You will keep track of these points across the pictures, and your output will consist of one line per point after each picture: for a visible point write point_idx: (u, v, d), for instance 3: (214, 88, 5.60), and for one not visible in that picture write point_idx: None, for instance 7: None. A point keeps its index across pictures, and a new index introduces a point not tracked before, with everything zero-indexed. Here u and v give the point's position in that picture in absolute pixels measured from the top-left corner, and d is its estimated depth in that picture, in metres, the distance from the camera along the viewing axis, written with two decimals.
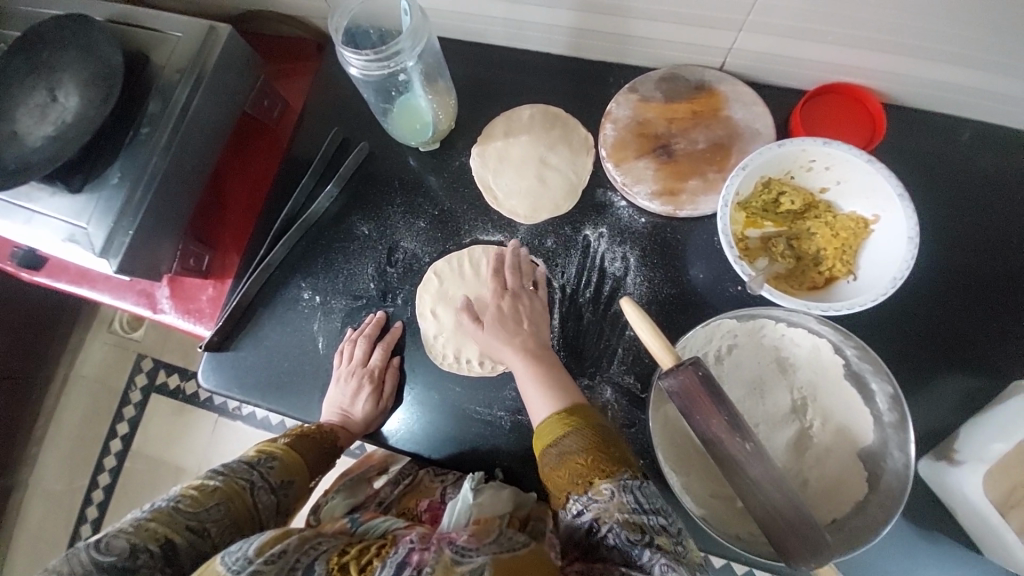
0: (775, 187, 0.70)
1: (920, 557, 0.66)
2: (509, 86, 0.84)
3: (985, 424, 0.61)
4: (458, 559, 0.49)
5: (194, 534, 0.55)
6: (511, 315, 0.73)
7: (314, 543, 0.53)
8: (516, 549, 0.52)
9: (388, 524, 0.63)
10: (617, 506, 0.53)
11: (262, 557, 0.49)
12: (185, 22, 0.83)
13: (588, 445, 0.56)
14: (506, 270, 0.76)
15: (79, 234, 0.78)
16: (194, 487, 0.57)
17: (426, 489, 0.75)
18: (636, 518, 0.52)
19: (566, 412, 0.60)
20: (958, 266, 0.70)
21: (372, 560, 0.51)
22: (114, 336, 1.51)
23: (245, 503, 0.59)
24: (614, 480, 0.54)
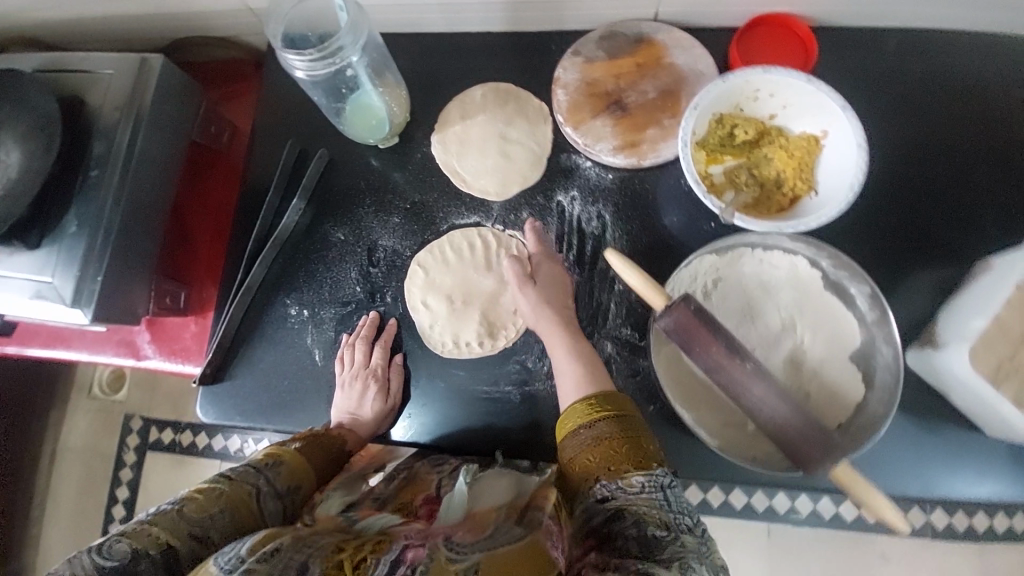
0: (728, 122, 0.72)
1: (926, 442, 0.69)
2: (456, 69, 0.84)
3: (964, 307, 0.65)
4: (452, 557, 0.48)
5: (197, 541, 0.52)
6: (552, 283, 0.74)
7: (310, 542, 0.49)
8: (512, 542, 0.51)
9: (386, 521, 0.57)
10: (646, 499, 0.55)
11: (255, 556, 0.46)
12: (115, 58, 0.81)
13: (620, 436, 0.58)
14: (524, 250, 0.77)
15: (45, 289, 0.76)
16: (199, 490, 0.55)
17: (423, 483, 0.69)
18: (664, 514, 0.54)
19: (598, 398, 0.62)
20: (909, 167, 0.74)
21: (366, 556, 0.47)
22: (96, 402, 1.46)
23: (251, 511, 0.57)
24: (647, 473, 0.56)
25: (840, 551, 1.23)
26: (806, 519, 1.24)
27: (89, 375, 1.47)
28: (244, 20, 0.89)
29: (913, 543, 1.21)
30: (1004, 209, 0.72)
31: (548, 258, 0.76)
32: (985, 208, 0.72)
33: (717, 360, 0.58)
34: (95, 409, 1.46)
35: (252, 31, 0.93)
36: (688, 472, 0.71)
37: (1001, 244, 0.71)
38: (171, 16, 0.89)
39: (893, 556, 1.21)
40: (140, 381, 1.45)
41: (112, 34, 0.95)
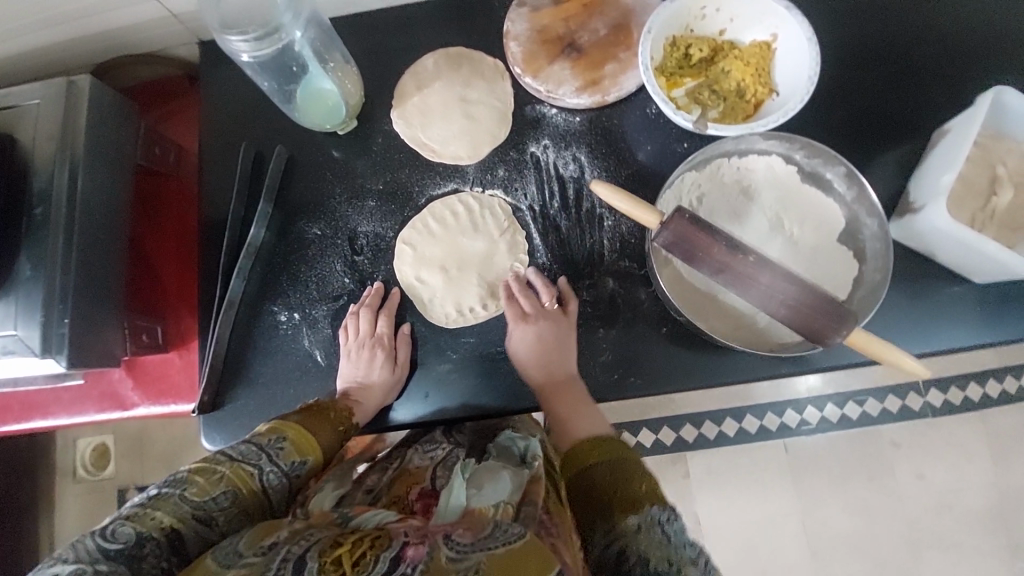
0: (681, 44, 0.74)
1: (919, 307, 0.73)
2: (403, 42, 0.83)
3: (940, 166, 0.68)
4: (454, 558, 0.50)
5: (201, 524, 0.58)
6: (540, 342, 0.73)
7: (306, 535, 0.54)
8: (511, 542, 0.52)
9: (381, 517, 0.59)
10: (647, 536, 0.59)
11: (253, 550, 0.52)
12: (37, 87, 0.74)
13: (615, 475, 0.63)
14: (517, 295, 0.77)
15: (11, 343, 0.70)
16: (200, 474, 0.60)
17: (417, 474, 0.75)
18: (665, 549, 0.58)
19: (596, 442, 0.67)
20: (853, 57, 0.77)
21: (366, 551, 0.51)
22: (83, 485, 1.36)
23: (253, 491, 0.61)
24: (642, 514, 0.59)
25: (855, 451, 1.28)
26: (817, 428, 1.29)
27: (69, 459, 1.37)
28: (170, 30, 0.85)
29: (917, 425, 1.27)
30: (945, 79, 0.76)
31: (528, 319, 0.75)
32: (928, 81, 0.76)
33: (721, 259, 0.59)
34: (83, 492, 1.36)
35: (181, 42, 0.89)
36: (709, 383, 0.73)
37: (949, 111, 0.76)
38: (89, 38, 0.84)
39: (902, 441, 1.27)
40: (126, 451, 1.36)
41: (24, 70, 0.88)
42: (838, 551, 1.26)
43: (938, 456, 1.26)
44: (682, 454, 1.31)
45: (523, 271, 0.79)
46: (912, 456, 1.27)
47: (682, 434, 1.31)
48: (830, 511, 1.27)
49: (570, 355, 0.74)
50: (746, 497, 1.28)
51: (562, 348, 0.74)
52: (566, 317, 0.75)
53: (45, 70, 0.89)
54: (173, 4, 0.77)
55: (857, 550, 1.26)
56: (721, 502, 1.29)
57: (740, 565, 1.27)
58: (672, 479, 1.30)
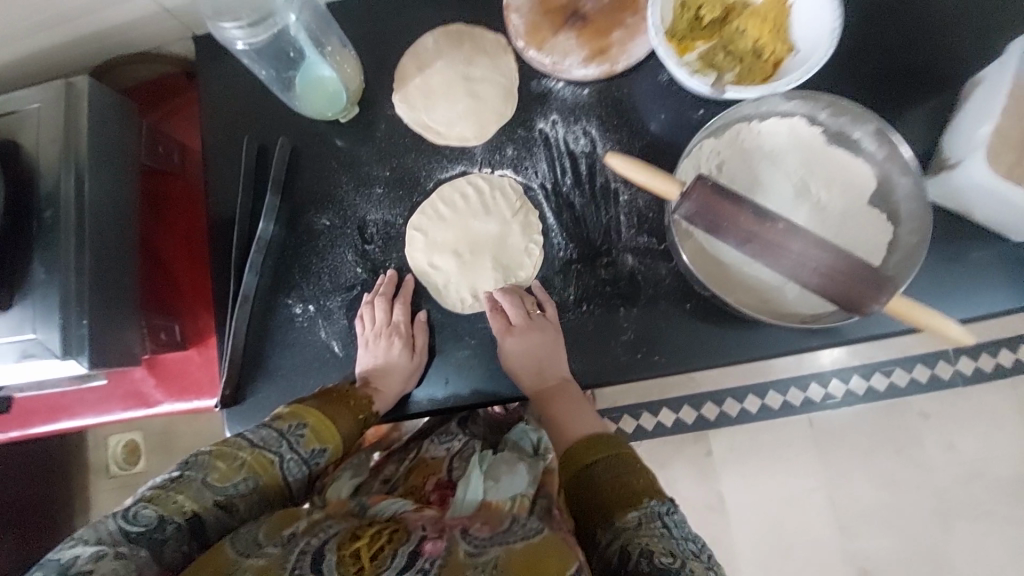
0: (692, 4, 0.70)
1: (955, 269, 0.70)
2: (402, 22, 0.80)
3: (978, 116, 0.64)
4: (472, 552, 0.52)
5: (222, 510, 0.58)
6: (526, 354, 0.73)
7: (324, 528, 0.55)
8: (529, 538, 0.54)
9: (397, 506, 0.62)
10: (647, 531, 0.60)
11: (275, 541, 0.54)
12: (37, 89, 0.74)
13: (614, 472, 0.65)
14: (501, 302, 0.76)
15: (31, 347, 0.70)
16: (221, 459, 0.60)
17: (433, 465, 0.76)
18: (666, 542, 0.59)
19: (593, 439, 0.70)
20: (876, 7, 0.73)
21: (383, 546, 0.52)
22: (116, 483, 1.40)
23: (275, 479, 0.62)
24: (642, 508, 0.62)
25: (885, 423, 1.25)
26: (843, 400, 1.26)
27: (101, 456, 1.41)
28: (163, 25, 0.83)
29: (947, 395, 1.23)
30: (977, 26, 0.71)
31: (512, 330, 0.73)
32: (959, 28, 0.72)
33: (744, 227, 0.57)
34: (117, 487, 1.39)
35: (176, 36, 0.87)
36: (735, 358, 0.71)
37: (982, 59, 0.71)
38: (84, 38, 0.83)
39: (932, 411, 1.23)
40: (156, 447, 1.39)
41: (23, 74, 0.87)
42: (868, 525, 1.24)
43: (969, 425, 1.22)
44: (704, 432, 1.29)
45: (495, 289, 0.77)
46: (943, 426, 1.23)
47: (702, 412, 1.29)
48: (858, 484, 1.24)
49: (558, 360, 0.74)
50: (771, 474, 1.26)
51: (548, 356, 0.73)
52: (551, 323, 0.74)
53: (43, 72, 0.89)
54: None
55: (887, 523, 1.23)
56: (745, 479, 1.27)
57: (767, 541, 1.26)
58: (695, 457, 1.29)
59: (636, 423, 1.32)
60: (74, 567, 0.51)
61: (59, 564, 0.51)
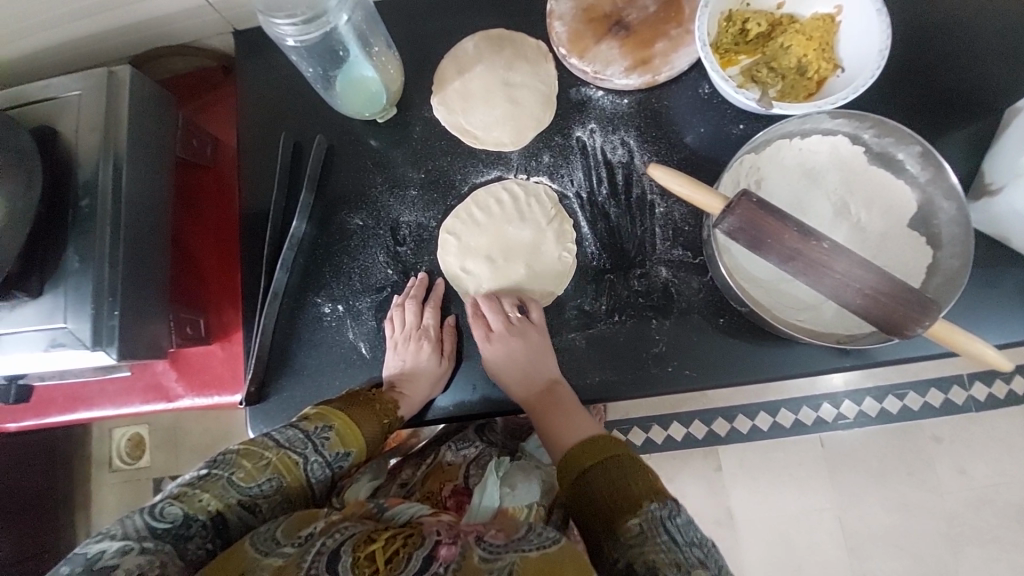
0: (738, 18, 0.70)
1: (991, 294, 0.69)
2: (442, 26, 0.80)
3: (1017, 144, 0.63)
4: (485, 558, 0.51)
5: (245, 510, 0.58)
6: (506, 359, 0.73)
7: (340, 529, 0.54)
8: (546, 546, 0.53)
9: (414, 510, 0.61)
10: (651, 539, 0.56)
11: (291, 541, 0.53)
12: (77, 77, 0.74)
13: (611, 480, 0.62)
14: (483, 310, 0.77)
15: (61, 336, 0.70)
16: (248, 458, 0.60)
17: (450, 472, 0.76)
18: (672, 552, 0.55)
19: (586, 446, 0.66)
20: (915, 31, 0.73)
21: (399, 550, 0.51)
22: (121, 474, 1.39)
23: (298, 480, 0.62)
24: (642, 514, 0.58)
25: (902, 446, 1.23)
26: (858, 421, 1.25)
27: (107, 447, 1.40)
28: (205, 19, 0.83)
29: (961, 420, 1.22)
30: (1016, 53, 0.71)
31: (491, 337, 0.75)
32: (998, 55, 0.72)
33: (790, 245, 0.57)
34: (122, 480, 1.39)
35: (214, 31, 0.88)
36: (767, 376, 0.70)
37: (1021, 86, 0.71)
38: (125, 29, 0.83)
39: (945, 435, 1.22)
40: (163, 443, 1.38)
41: (61, 61, 0.88)
42: (877, 546, 1.22)
43: (982, 451, 1.21)
44: (715, 446, 1.28)
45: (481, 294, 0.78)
46: (955, 451, 1.22)
47: (714, 426, 1.28)
48: (869, 505, 1.23)
49: (545, 362, 0.74)
50: (783, 491, 1.25)
51: (530, 361, 0.73)
52: (533, 326, 0.74)
53: (81, 60, 0.89)
54: None
55: (897, 545, 1.22)
56: (754, 494, 1.26)
57: (776, 559, 1.25)
58: (704, 470, 1.28)
59: (646, 435, 1.32)
60: (102, 561, 0.49)
61: (83, 558, 0.49)
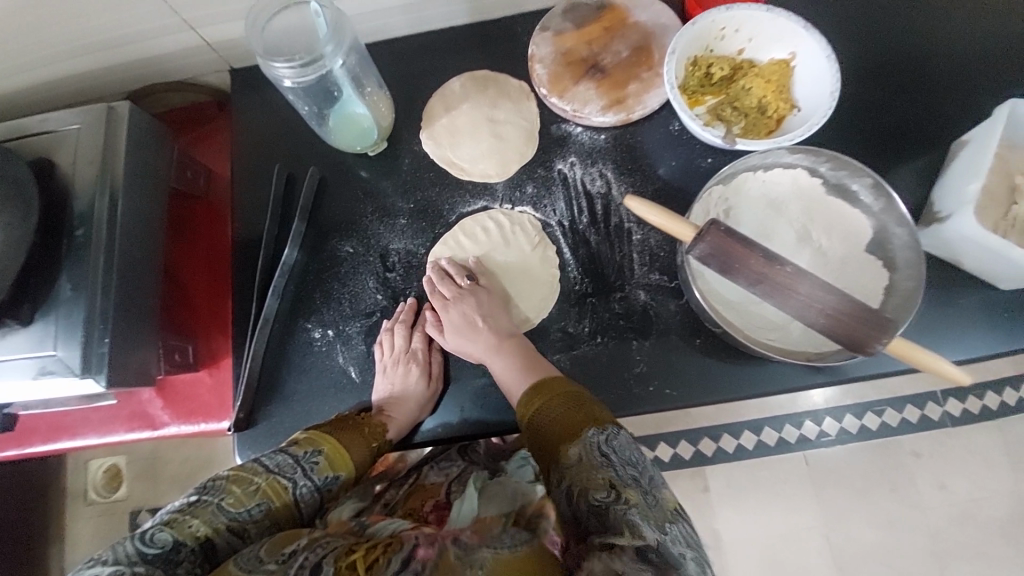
0: (702, 63, 0.77)
1: (946, 312, 0.75)
2: (431, 68, 0.86)
3: (965, 174, 0.70)
4: (461, 556, 0.53)
5: (234, 535, 0.58)
6: (464, 320, 0.77)
7: (322, 542, 0.55)
8: (518, 547, 0.55)
9: (395, 526, 0.62)
10: (587, 465, 0.62)
11: (275, 559, 0.53)
12: (78, 111, 0.77)
13: (557, 415, 0.67)
14: (438, 283, 0.79)
15: (50, 363, 0.70)
16: (238, 484, 0.61)
17: (432, 489, 0.79)
18: (606, 475, 0.61)
19: (534, 389, 0.69)
20: (864, 74, 0.81)
21: (379, 558, 0.52)
22: (96, 508, 1.35)
23: (286, 504, 0.62)
24: (581, 441, 0.63)
25: (880, 462, 1.27)
26: (836, 438, 1.29)
27: (81, 480, 1.36)
28: (204, 58, 0.88)
29: (936, 434, 1.27)
30: (955, 94, 0.79)
31: (449, 303, 0.78)
32: (939, 96, 0.79)
33: (756, 270, 0.61)
34: (97, 515, 1.34)
35: (212, 70, 0.92)
36: (744, 394, 0.74)
37: (961, 123, 0.78)
38: (125, 66, 0.87)
39: (923, 451, 1.27)
40: (141, 474, 1.35)
41: (60, 96, 0.91)
42: (863, 564, 1.24)
43: (958, 465, 1.25)
44: (701, 467, 1.30)
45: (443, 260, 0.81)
46: (933, 465, 1.26)
47: (700, 447, 1.31)
48: (853, 523, 1.26)
49: (497, 317, 0.78)
50: (769, 511, 1.27)
51: (486, 315, 0.78)
52: (481, 287, 0.80)
53: (79, 95, 0.92)
54: (210, 34, 0.81)
55: (881, 562, 1.24)
56: (741, 514, 1.28)
57: None
58: (692, 492, 1.30)
59: None
60: None
61: None
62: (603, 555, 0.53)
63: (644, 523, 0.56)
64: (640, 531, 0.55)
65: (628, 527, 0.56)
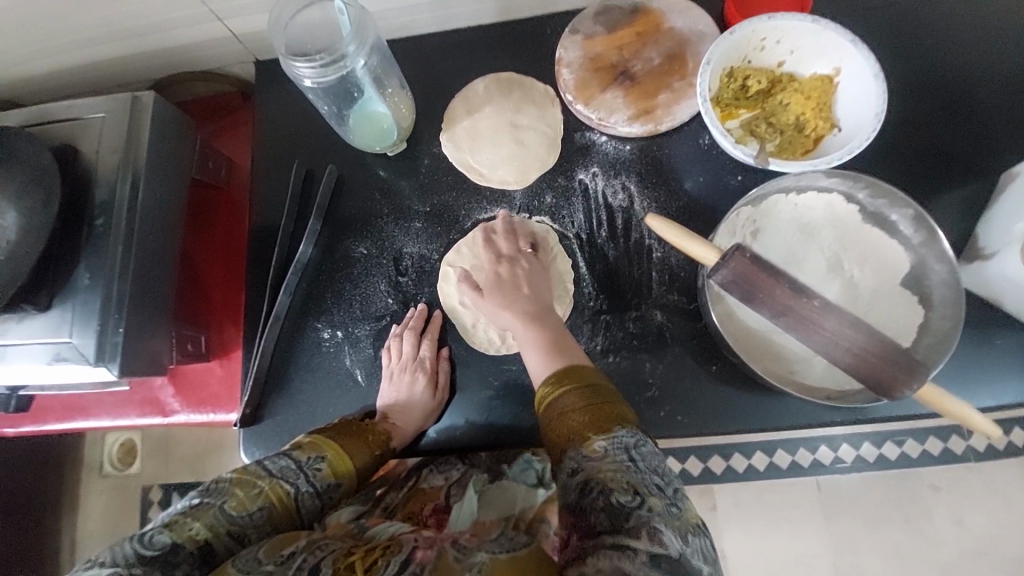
0: (739, 75, 0.73)
1: (986, 352, 0.70)
2: (456, 68, 0.84)
3: (1014, 210, 0.65)
4: (460, 558, 0.52)
5: (233, 539, 0.58)
6: (508, 280, 0.76)
7: (321, 544, 0.55)
8: (516, 549, 0.54)
9: (394, 529, 0.61)
10: (611, 463, 0.56)
11: (273, 560, 0.53)
12: (103, 100, 0.77)
13: (585, 404, 0.60)
14: (498, 237, 0.78)
15: (65, 350, 0.72)
16: (240, 487, 0.60)
17: (431, 492, 0.77)
18: (630, 478, 0.55)
19: (564, 373, 0.64)
20: (912, 93, 0.76)
21: (377, 560, 0.52)
22: (111, 480, 1.39)
23: (288, 508, 0.62)
24: (610, 437, 0.57)
25: (898, 494, 1.22)
26: (853, 465, 1.24)
27: (98, 453, 1.40)
28: (229, 49, 0.87)
29: (960, 470, 1.21)
30: (1011, 119, 0.74)
31: (501, 261, 0.77)
32: (993, 120, 0.74)
33: (782, 301, 0.58)
34: (111, 487, 1.39)
35: (237, 61, 0.91)
36: (760, 425, 0.70)
37: (1015, 150, 0.73)
38: (152, 55, 0.87)
39: (944, 485, 1.21)
40: (154, 450, 1.39)
41: (89, 82, 0.92)
42: None
43: (982, 503, 1.19)
44: (709, 485, 1.27)
45: (511, 218, 0.80)
46: (955, 501, 1.20)
47: (710, 464, 1.28)
48: (865, 555, 1.21)
49: (542, 288, 0.75)
50: (776, 535, 1.23)
51: (538, 284, 0.76)
52: (539, 262, 0.77)
53: (107, 81, 0.93)
54: (236, 25, 0.80)
55: None
56: (747, 538, 1.24)
57: None
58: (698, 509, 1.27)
59: None
60: None
61: None
62: (612, 557, 0.49)
63: (667, 533, 0.51)
64: (661, 540, 0.51)
65: (648, 533, 0.51)
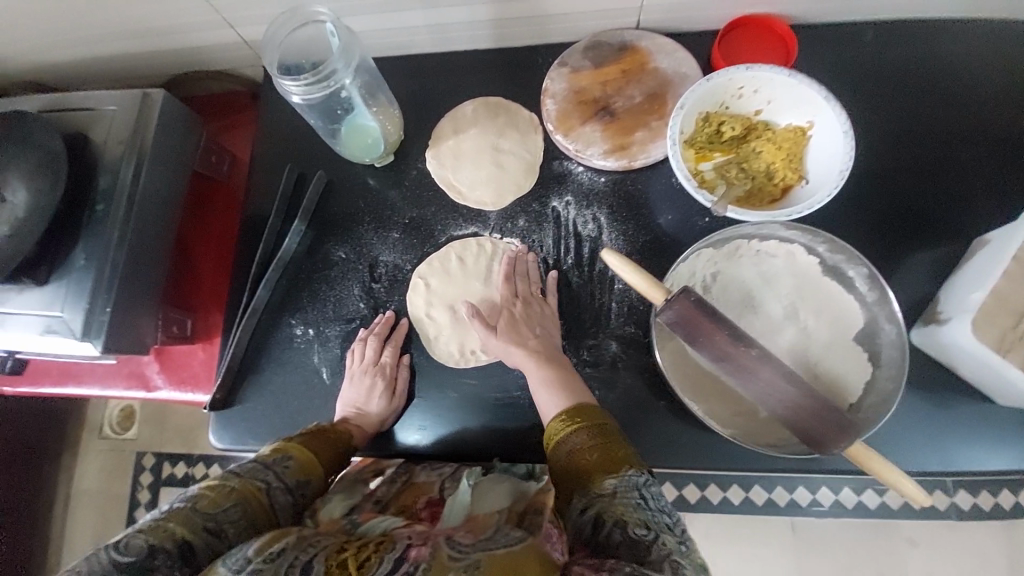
0: (714, 120, 0.75)
1: (941, 416, 0.70)
2: (448, 87, 0.87)
3: (973, 282, 0.65)
4: (453, 556, 0.49)
5: (211, 536, 0.58)
6: (518, 322, 0.76)
7: (312, 542, 0.53)
8: (512, 545, 0.51)
9: (388, 524, 0.63)
10: (625, 501, 0.57)
11: (262, 556, 0.51)
12: (117, 95, 0.83)
13: (595, 444, 0.62)
14: (516, 276, 0.80)
15: (56, 323, 0.78)
16: (210, 488, 0.60)
17: (423, 487, 0.75)
18: (643, 514, 0.56)
19: (570, 413, 0.65)
20: (890, 150, 0.76)
21: (370, 555, 0.50)
22: (107, 443, 1.46)
23: (262, 505, 0.63)
24: (620, 476, 0.59)
25: (873, 544, 1.20)
26: (830, 511, 1.22)
27: (98, 415, 1.48)
28: (240, 52, 0.92)
29: (938, 526, 1.19)
30: (987, 184, 0.74)
31: (517, 302, 0.77)
32: (968, 185, 0.74)
33: (721, 349, 0.59)
34: (106, 449, 1.46)
35: (247, 63, 0.97)
36: (703, 466, 0.72)
37: (987, 216, 0.73)
38: (168, 51, 0.93)
39: (921, 540, 1.19)
40: (149, 419, 1.45)
41: (107, 70, 0.98)
42: None
43: (959, 562, 1.17)
44: (681, 515, 1.26)
45: (530, 257, 0.81)
46: (931, 557, 1.18)
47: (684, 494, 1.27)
48: None
49: (554, 332, 0.76)
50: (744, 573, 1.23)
51: (544, 323, 0.76)
52: (549, 314, 0.77)
53: (126, 72, 0.99)
54: (247, 33, 0.85)
55: None
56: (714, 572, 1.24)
57: None
58: None
59: None
60: None
61: None
62: None
63: (687, 567, 0.53)
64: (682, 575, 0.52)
65: (669, 567, 0.52)
